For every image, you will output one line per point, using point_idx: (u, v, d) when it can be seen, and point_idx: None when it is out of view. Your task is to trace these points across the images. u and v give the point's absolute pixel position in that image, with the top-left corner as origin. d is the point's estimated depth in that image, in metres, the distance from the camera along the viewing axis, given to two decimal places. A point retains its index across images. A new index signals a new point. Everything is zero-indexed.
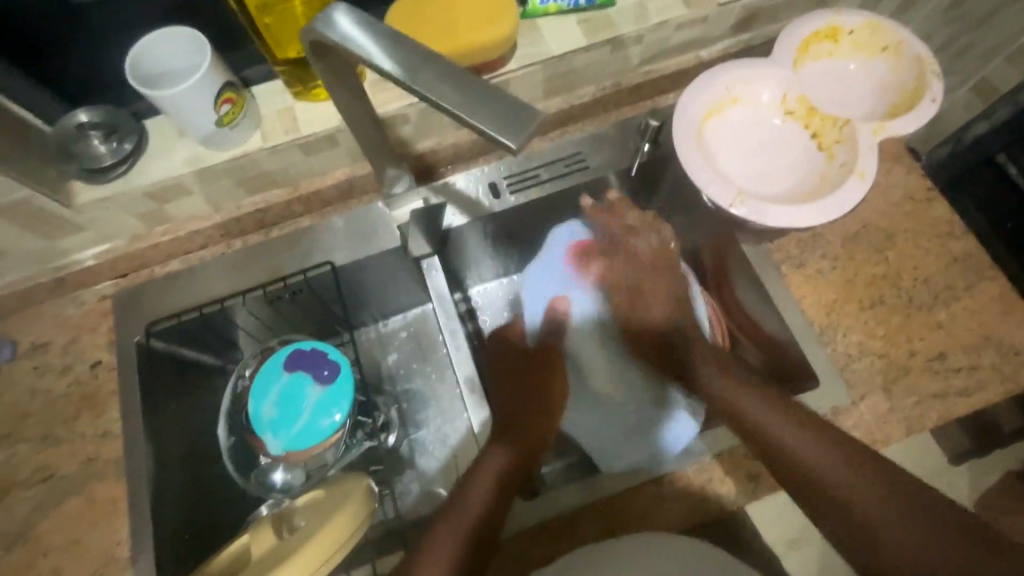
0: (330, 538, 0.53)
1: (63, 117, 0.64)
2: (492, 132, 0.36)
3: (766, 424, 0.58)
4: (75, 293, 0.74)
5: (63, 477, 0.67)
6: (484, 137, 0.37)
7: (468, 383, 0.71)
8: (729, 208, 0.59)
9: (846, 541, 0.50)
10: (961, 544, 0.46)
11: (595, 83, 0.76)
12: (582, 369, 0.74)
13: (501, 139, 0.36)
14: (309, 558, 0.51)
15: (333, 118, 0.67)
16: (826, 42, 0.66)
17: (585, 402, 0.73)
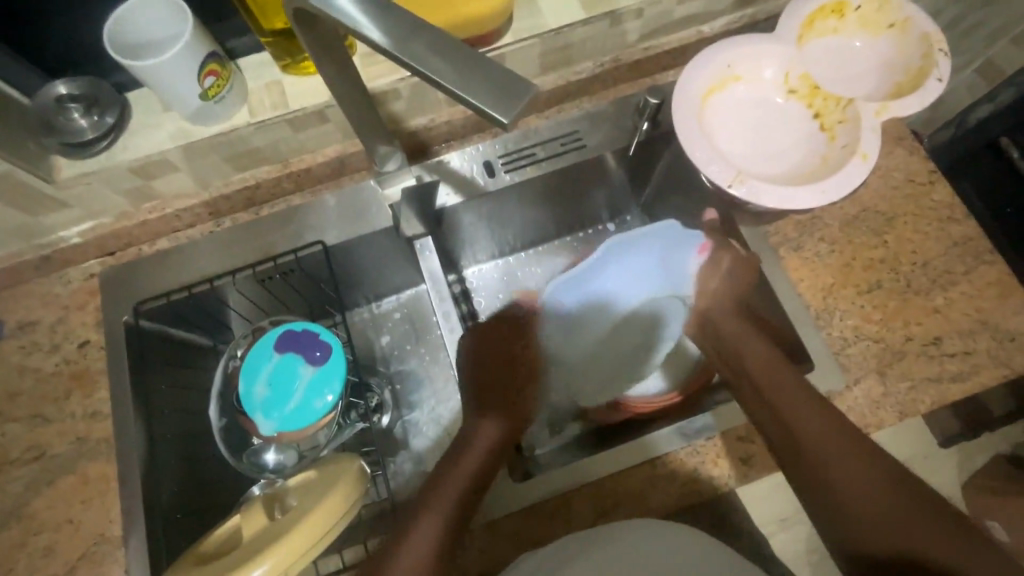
0: (318, 523, 0.53)
1: (42, 88, 0.62)
2: (484, 107, 0.34)
3: (792, 407, 0.57)
4: (62, 271, 0.73)
5: (53, 457, 0.66)
6: (476, 112, 0.35)
7: None
8: (728, 188, 0.58)
9: (823, 507, 0.52)
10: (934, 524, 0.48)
11: (594, 59, 0.74)
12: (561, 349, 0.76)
13: (493, 115, 0.34)
14: (297, 539, 0.51)
15: (322, 93, 0.65)
16: (831, 18, 0.64)
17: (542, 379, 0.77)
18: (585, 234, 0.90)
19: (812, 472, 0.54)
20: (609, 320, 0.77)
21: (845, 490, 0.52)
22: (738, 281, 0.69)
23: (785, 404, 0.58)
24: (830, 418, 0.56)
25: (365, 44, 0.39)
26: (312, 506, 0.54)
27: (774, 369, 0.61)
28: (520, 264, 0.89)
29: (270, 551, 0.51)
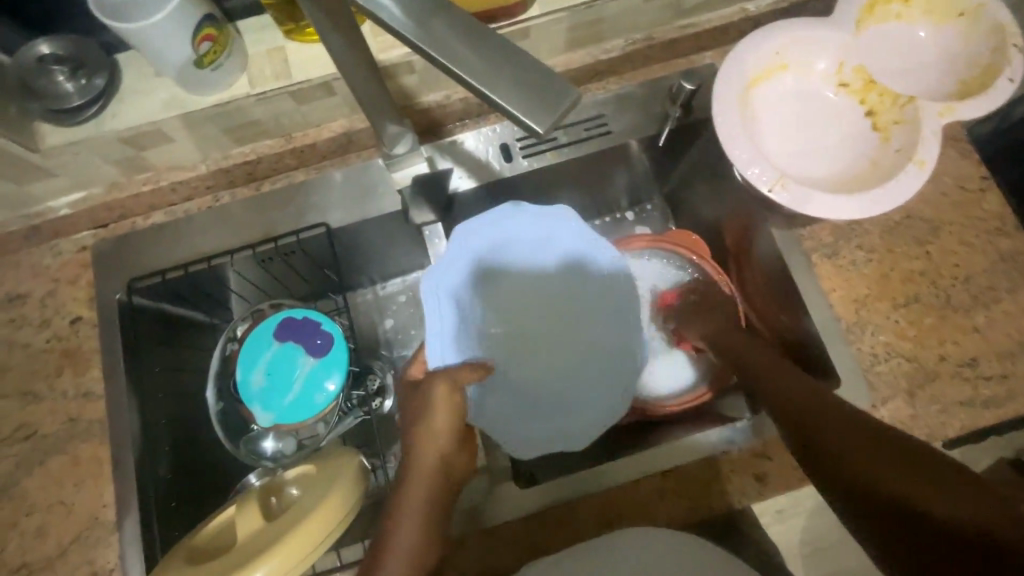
0: (312, 532, 0.50)
1: (21, 47, 0.57)
2: (513, 110, 0.29)
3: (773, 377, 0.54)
4: (52, 242, 0.69)
5: (45, 436, 0.64)
6: (503, 113, 0.30)
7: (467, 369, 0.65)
8: (768, 193, 0.53)
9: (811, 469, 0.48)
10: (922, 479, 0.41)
11: (625, 35, 0.68)
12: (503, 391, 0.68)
13: (525, 121, 0.29)
14: (290, 548, 0.49)
15: (328, 64, 0.59)
16: (894, 2, 0.57)
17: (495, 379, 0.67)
18: (604, 221, 0.85)
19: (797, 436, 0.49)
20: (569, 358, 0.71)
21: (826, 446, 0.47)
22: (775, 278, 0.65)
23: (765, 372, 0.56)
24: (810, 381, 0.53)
25: (371, 20, 0.32)
26: (308, 513, 0.51)
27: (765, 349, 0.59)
28: None
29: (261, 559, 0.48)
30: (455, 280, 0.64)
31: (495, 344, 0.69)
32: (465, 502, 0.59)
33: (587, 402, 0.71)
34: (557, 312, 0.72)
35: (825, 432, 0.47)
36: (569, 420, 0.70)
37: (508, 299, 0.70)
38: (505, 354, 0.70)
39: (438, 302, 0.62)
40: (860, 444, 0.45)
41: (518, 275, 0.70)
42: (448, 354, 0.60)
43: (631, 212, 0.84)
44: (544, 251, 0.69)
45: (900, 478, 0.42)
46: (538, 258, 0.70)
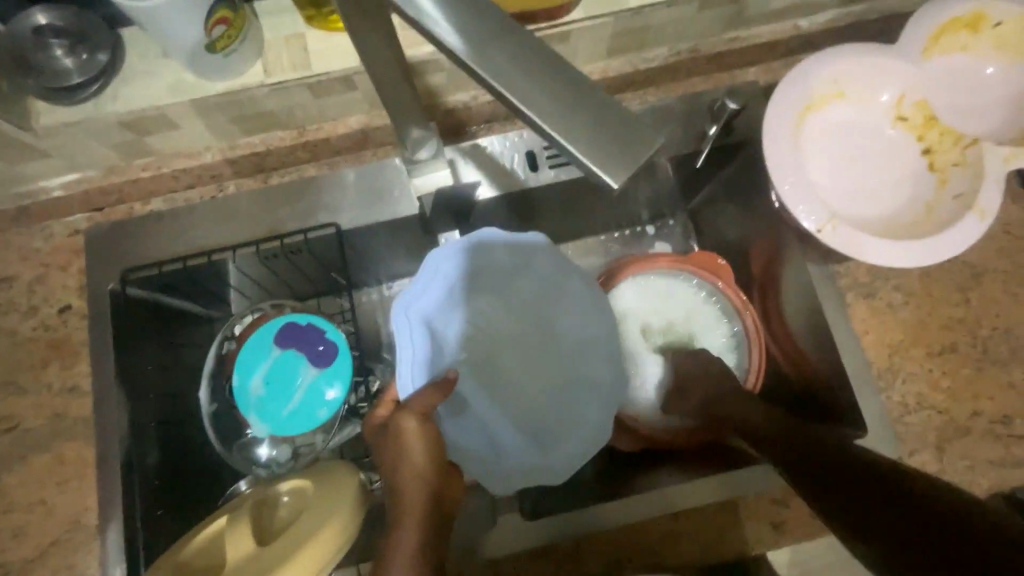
0: (326, 545, 0.48)
1: (15, 14, 0.53)
2: (589, 159, 0.26)
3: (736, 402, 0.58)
4: (43, 224, 0.65)
5: (27, 431, 0.61)
6: (576, 163, 0.27)
7: (450, 401, 0.58)
8: (816, 233, 0.50)
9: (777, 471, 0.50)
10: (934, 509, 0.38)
11: (669, 45, 0.63)
12: (474, 424, 0.60)
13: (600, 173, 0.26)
14: (301, 564, 0.47)
15: (352, 55, 0.55)
16: (963, 32, 0.53)
17: (462, 417, 0.59)
18: (621, 234, 0.78)
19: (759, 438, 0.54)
20: (542, 393, 0.63)
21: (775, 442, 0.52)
22: (809, 313, 0.62)
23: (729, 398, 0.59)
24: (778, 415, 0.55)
25: (422, 33, 0.28)
26: (321, 526, 0.50)
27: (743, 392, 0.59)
28: None
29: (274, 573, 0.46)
30: (431, 300, 0.56)
31: (475, 364, 0.60)
32: (466, 533, 0.57)
33: (578, 433, 0.62)
34: (551, 330, 0.62)
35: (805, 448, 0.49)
36: (557, 452, 0.61)
37: (496, 317, 0.61)
38: (482, 377, 0.61)
39: (406, 323, 0.54)
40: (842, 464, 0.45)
41: (509, 286, 0.60)
42: (415, 379, 0.53)
43: (651, 226, 0.77)
44: (532, 267, 0.60)
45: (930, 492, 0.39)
46: (532, 272, 0.60)
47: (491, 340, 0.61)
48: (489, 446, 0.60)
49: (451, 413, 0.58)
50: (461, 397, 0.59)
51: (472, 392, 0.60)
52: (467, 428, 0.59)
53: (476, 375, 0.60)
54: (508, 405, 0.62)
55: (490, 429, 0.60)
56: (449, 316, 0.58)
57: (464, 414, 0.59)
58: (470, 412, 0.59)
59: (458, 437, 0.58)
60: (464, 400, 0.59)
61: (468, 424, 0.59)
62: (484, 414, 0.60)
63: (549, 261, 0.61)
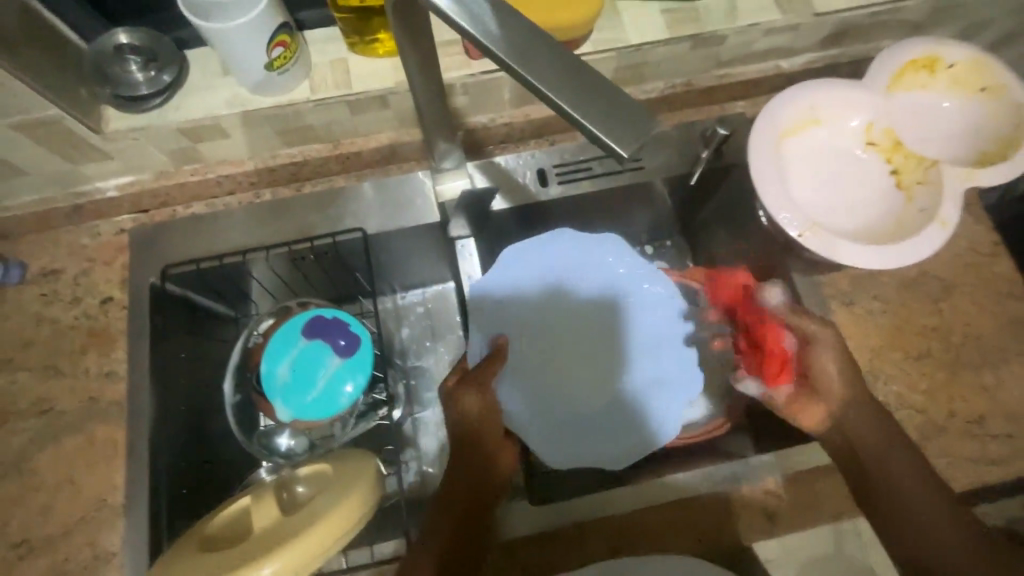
0: (346, 517, 0.52)
1: (100, 35, 0.60)
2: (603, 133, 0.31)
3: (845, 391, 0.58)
4: (91, 223, 0.70)
5: (62, 413, 0.64)
6: (593, 138, 0.31)
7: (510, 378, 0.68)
8: (798, 237, 0.56)
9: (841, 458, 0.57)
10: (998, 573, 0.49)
11: (666, 79, 0.71)
12: (535, 407, 0.67)
13: (612, 146, 0.31)
14: (324, 533, 0.50)
15: (389, 78, 0.63)
16: (921, 72, 0.61)
17: (523, 395, 0.67)
18: None
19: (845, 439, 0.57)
20: (606, 389, 0.69)
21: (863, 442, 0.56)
22: None
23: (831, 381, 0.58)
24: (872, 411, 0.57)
25: (456, 30, 0.34)
26: (342, 499, 0.53)
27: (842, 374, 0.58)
28: None
29: (299, 541, 0.50)
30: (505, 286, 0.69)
31: (540, 355, 0.69)
32: None
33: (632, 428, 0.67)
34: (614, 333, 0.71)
35: (893, 455, 0.55)
36: (602, 441, 0.67)
37: (563, 317, 0.71)
38: (546, 367, 0.69)
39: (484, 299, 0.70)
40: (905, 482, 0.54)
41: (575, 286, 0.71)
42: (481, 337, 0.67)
43: (650, 246, 0.81)
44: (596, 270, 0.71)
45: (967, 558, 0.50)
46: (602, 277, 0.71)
47: (554, 338, 0.70)
48: (546, 427, 0.67)
49: (512, 388, 0.68)
50: (523, 378, 0.69)
51: (533, 377, 0.69)
52: (522, 406, 0.67)
53: (541, 365, 0.69)
54: (570, 396, 0.69)
55: (552, 415, 0.67)
56: (521, 306, 0.70)
57: (525, 393, 0.68)
58: (531, 398, 0.68)
59: (519, 409, 0.67)
60: (520, 385, 0.68)
61: (529, 404, 0.67)
62: (545, 400, 0.68)
63: (642, 276, 0.71)
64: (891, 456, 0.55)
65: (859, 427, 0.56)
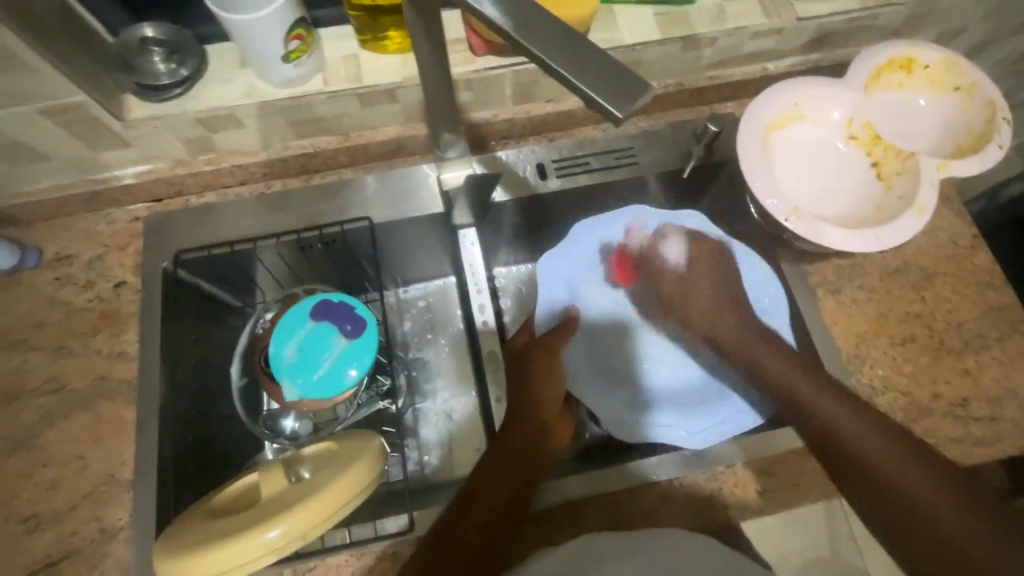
0: (352, 482, 0.54)
1: (126, 28, 0.64)
2: (596, 95, 0.34)
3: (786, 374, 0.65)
4: (107, 211, 0.73)
5: (73, 391, 0.66)
6: (589, 100, 0.34)
7: (579, 347, 0.74)
8: (785, 221, 0.59)
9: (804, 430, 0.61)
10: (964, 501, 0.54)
11: (659, 79, 0.75)
12: (598, 378, 0.73)
13: (604, 105, 0.33)
14: (332, 495, 0.52)
15: (397, 73, 0.66)
16: (898, 72, 0.65)
17: (588, 367, 0.73)
18: None
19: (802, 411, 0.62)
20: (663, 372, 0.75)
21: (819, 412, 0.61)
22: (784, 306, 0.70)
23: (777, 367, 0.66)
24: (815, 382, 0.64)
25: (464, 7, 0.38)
26: (350, 464, 0.55)
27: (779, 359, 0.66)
28: None
29: (309, 500, 0.52)
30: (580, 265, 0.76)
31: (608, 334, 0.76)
32: None
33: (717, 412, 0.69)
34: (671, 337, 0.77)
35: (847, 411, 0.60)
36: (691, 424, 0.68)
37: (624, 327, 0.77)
38: (611, 346, 0.76)
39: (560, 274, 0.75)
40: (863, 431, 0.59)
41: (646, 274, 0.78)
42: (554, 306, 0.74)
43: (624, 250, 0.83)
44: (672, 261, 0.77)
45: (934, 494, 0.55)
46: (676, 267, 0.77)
47: (615, 344, 0.76)
48: (607, 396, 0.72)
49: (581, 359, 0.73)
50: (590, 349, 0.75)
51: (599, 351, 0.75)
52: (587, 375, 0.73)
53: (606, 342, 0.76)
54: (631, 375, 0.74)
55: (614, 387, 0.73)
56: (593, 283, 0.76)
57: (591, 364, 0.74)
58: (595, 369, 0.74)
59: (585, 376, 0.73)
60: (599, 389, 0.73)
61: (593, 375, 0.73)
62: (608, 374, 0.74)
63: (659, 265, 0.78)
64: (884, 443, 0.58)
65: (848, 423, 0.59)
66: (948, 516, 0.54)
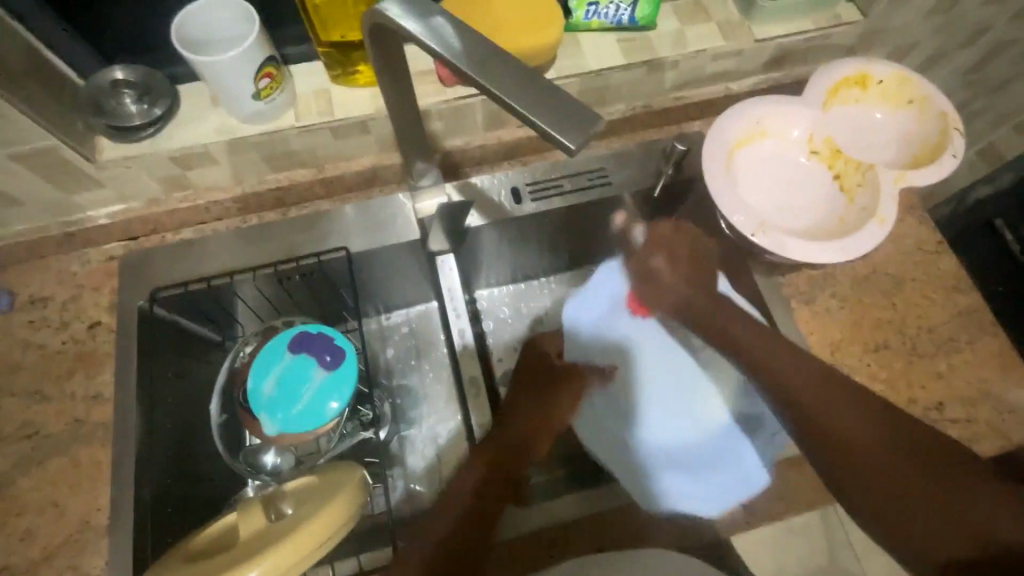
0: (328, 520, 0.52)
1: (97, 71, 0.64)
2: (551, 130, 0.35)
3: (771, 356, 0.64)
4: (82, 251, 0.73)
5: (47, 436, 0.65)
6: (541, 131, 0.36)
7: (600, 413, 0.74)
8: (751, 236, 0.61)
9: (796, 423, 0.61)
10: (969, 503, 0.52)
11: (626, 102, 0.78)
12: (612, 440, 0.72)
13: (560, 138, 0.35)
14: (309, 533, 0.51)
15: (368, 105, 0.67)
16: (854, 88, 0.68)
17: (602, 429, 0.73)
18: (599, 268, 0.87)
19: (797, 406, 0.61)
20: (681, 433, 0.72)
21: (806, 397, 0.60)
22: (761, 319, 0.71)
23: (772, 356, 0.64)
24: (817, 371, 0.61)
25: (428, 53, 0.41)
26: (333, 495, 0.55)
27: (773, 346, 0.65)
28: (533, 292, 0.86)
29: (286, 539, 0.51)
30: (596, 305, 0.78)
31: (626, 395, 0.74)
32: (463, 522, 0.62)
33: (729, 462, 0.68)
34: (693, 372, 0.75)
35: (842, 403, 0.59)
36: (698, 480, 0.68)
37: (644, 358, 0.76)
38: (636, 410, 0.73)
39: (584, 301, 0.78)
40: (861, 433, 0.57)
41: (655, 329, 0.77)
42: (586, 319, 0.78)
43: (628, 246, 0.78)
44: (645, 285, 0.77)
45: (919, 494, 0.53)
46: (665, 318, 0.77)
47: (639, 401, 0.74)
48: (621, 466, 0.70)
49: (592, 421, 0.74)
50: (609, 414, 0.74)
51: (619, 414, 0.73)
52: (600, 440, 0.72)
53: (625, 403, 0.74)
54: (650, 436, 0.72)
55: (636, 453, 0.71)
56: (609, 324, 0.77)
57: (608, 428, 0.73)
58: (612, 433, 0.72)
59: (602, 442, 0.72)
60: (605, 429, 0.73)
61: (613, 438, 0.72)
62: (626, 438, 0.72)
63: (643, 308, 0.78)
64: (874, 441, 0.56)
65: (834, 416, 0.58)
66: (969, 510, 0.51)
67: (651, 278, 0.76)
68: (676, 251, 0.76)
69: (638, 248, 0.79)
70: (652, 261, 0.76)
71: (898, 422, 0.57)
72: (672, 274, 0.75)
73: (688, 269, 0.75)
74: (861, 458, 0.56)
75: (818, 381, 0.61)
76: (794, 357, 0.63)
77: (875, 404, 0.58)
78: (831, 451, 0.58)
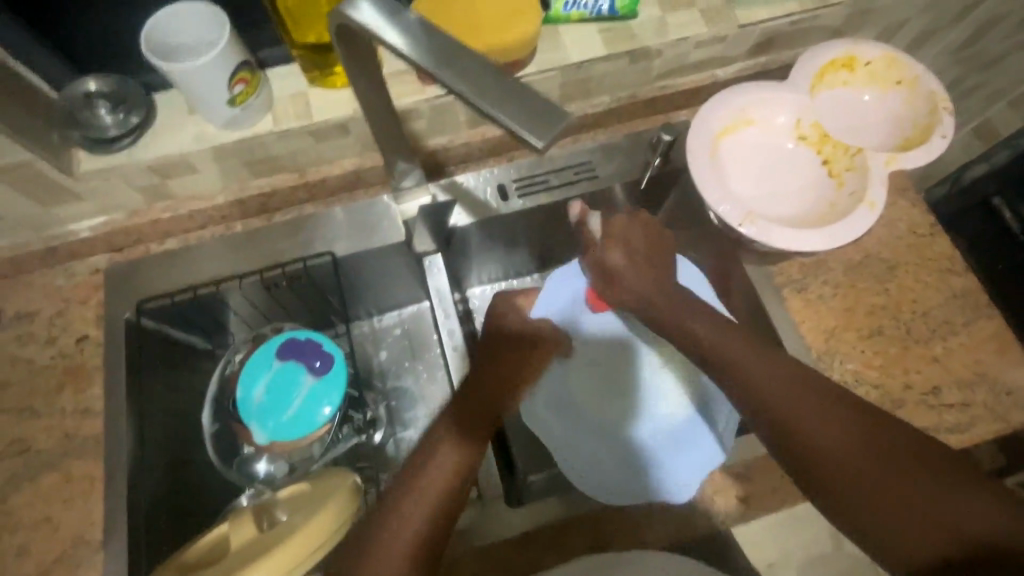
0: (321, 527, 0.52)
1: (69, 83, 0.64)
2: (519, 130, 0.34)
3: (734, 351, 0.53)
4: (66, 265, 0.72)
5: (39, 452, 0.65)
6: (509, 132, 0.35)
7: (559, 416, 0.69)
8: (738, 227, 0.60)
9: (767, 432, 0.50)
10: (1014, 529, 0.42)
11: (610, 94, 0.76)
12: (577, 438, 0.67)
13: (527, 136, 0.34)
14: (303, 541, 0.51)
15: (346, 106, 0.66)
16: (842, 71, 0.66)
17: (565, 429, 0.68)
18: None
19: (765, 412, 0.50)
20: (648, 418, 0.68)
21: (775, 400, 0.50)
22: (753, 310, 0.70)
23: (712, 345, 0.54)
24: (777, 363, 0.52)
25: (399, 57, 0.40)
26: (324, 504, 0.55)
27: (723, 334, 0.54)
28: (525, 288, 0.86)
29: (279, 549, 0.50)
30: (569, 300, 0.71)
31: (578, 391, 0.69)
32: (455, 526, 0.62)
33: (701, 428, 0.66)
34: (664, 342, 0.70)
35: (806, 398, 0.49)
36: (667, 461, 0.65)
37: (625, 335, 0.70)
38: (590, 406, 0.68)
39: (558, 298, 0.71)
40: (845, 439, 0.47)
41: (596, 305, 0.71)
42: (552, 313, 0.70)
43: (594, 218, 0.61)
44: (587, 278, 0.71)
45: (945, 516, 0.43)
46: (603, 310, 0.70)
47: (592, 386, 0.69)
48: (586, 464, 0.66)
49: (551, 420, 0.69)
50: (564, 417, 0.69)
51: (577, 416, 0.68)
52: (560, 440, 0.68)
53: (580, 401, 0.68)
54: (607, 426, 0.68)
55: (603, 449, 0.67)
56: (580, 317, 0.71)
57: (569, 431, 0.68)
58: (573, 436, 0.68)
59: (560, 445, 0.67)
60: (564, 432, 0.68)
61: (575, 436, 0.68)
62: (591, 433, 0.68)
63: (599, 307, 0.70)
64: (854, 444, 0.47)
65: (811, 421, 0.48)
66: (980, 526, 0.43)
67: (613, 280, 0.61)
68: (633, 242, 0.61)
69: (597, 238, 0.62)
70: (608, 255, 0.61)
71: (886, 427, 0.47)
72: (635, 262, 0.60)
73: (650, 270, 0.60)
74: (851, 474, 0.46)
75: (783, 377, 0.51)
76: (753, 350, 0.53)
77: (858, 407, 0.49)
78: (812, 458, 0.47)
